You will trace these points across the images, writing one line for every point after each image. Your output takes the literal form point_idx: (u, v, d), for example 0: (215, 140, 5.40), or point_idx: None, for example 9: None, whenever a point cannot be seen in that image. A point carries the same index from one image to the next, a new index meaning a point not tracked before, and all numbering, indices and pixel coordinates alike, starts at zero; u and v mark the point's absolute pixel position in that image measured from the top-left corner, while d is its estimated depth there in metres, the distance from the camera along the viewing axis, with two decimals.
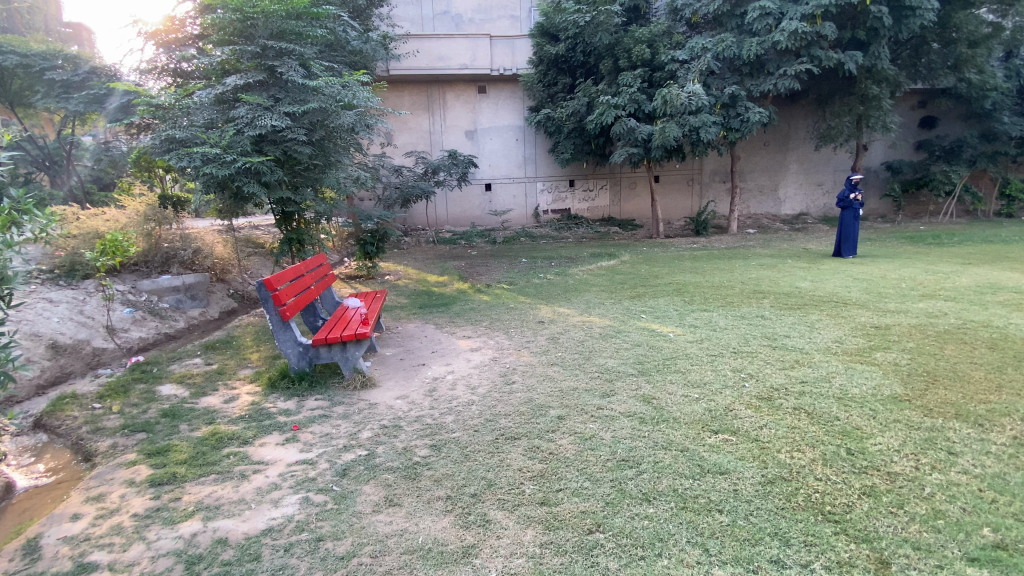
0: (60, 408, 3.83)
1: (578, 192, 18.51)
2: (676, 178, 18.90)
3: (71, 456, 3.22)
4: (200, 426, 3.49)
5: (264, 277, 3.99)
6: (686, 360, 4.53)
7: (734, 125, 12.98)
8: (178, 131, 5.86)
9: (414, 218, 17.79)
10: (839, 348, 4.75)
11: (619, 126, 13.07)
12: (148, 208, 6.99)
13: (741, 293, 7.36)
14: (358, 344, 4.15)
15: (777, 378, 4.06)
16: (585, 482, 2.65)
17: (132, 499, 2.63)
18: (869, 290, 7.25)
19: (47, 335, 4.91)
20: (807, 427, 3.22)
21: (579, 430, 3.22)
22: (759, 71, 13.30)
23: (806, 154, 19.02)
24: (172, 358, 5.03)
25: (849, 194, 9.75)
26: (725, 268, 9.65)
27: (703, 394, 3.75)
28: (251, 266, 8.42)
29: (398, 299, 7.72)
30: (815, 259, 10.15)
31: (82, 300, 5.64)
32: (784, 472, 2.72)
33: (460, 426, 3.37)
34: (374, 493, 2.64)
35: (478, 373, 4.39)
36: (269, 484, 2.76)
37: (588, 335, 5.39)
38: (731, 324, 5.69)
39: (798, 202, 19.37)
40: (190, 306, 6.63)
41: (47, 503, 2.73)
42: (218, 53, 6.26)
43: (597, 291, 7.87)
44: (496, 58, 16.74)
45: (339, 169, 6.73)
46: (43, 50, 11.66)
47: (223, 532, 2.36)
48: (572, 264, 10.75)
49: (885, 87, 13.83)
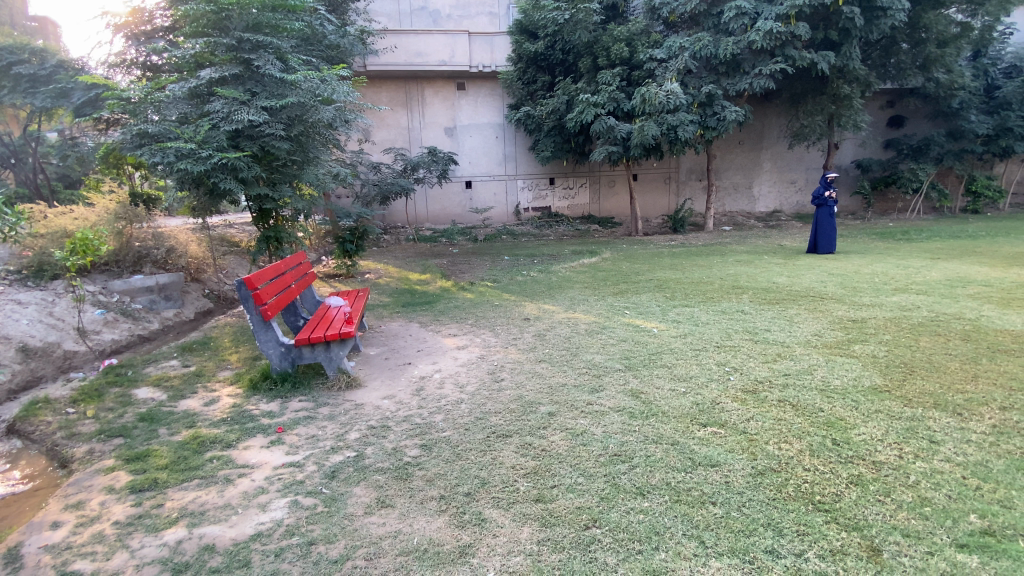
0: (32, 413, 3.66)
1: (559, 190, 18.56)
2: (654, 176, 19.11)
3: (47, 463, 3.08)
4: (180, 429, 3.38)
5: (245, 275, 3.88)
6: (671, 354, 4.58)
7: (711, 123, 13.17)
8: (150, 125, 5.65)
9: (392, 216, 17.60)
10: (818, 341, 4.87)
11: (599, 123, 13.13)
12: (118, 205, 6.72)
13: (721, 288, 7.49)
14: (343, 343, 4.07)
15: (760, 371, 4.13)
16: (579, 477, 2.65)
17: (113, 506, 2.52)
18: (844, 285, 7.45)
19: (16, 338, 4.69)
20: (792, 419, 3.28)
21: (570, 426, 3.22)
22: (736, 70, 13.52)
23: (780, 152, 19.44)
24: (148, 361, 4.86)
25: (823, 191, 9.87)
26: (704, 265, 9.80)
27: (689, 388, 3.79)
28: (227, 265, 8.19)
29: (379, 297, 7.62)
30: (792, 255, 10.37)
31: (51, 301, 5.41)
32: (774, 463, 2.77)
33: (451, 425, 3.34)
34: (364, 495, 2.59)
35: (466, 371, 4.36)
36: (256, 487, 2.69)
37: (574, 332, 5.40)
38: (712, 319, 5.77)
39: (771, 199, 19.80)
40: (165, 306, 6.43)
41: (24, 511, 2.60)
42: (191, 45, 6.06)
43: (581, 287, 7.91)
44: (475, 55, 16.66)
45: (318, 166, 6.60)
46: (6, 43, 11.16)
47: (210, 538, 2.28)
48: (554, 261, 10.77)
49: (856, 87, 14.22)
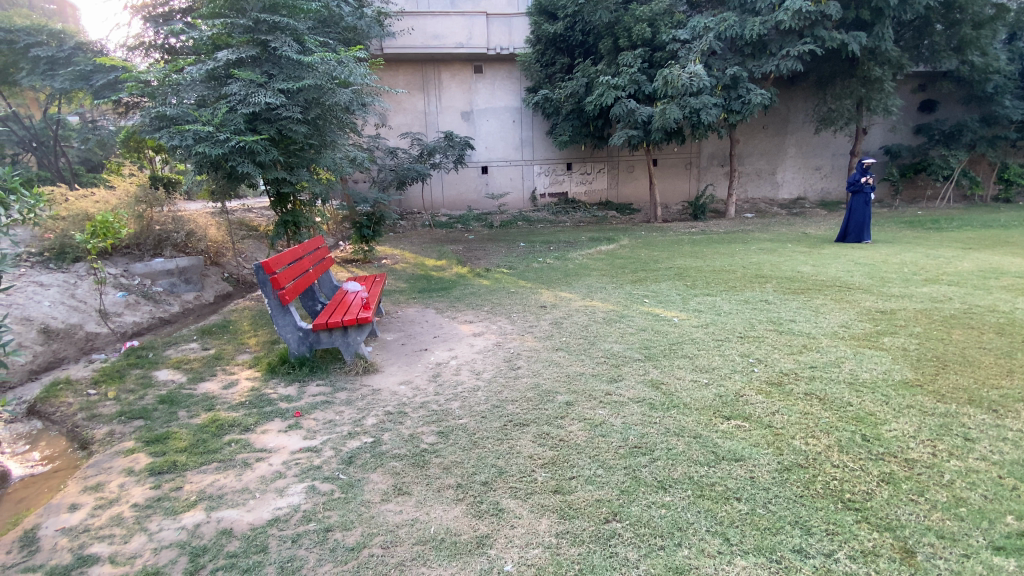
0: (54, 394, 3.71)
1: (576, 175, 18.32)
2: (674, 161, 18.72)
3: (67, 444, 3.12)
4: (199, 412, 3.40)
5: (262, 259, 3.86)
6: (692, 344, 4.48)
7: (735, 107, 12.80)
8: (169, 108, 5.63)
9: (408, 201, 17.59)
10: (846, 333, 4.71)
11: (619, 107, 12.85)
12: (138, 189, 6.79)
13: (743, 277, 7.29)
14: (360, 328, 4.05)
15: (786, 363, 4.01)
16: (598, 469, 2.59)
17: (132, 489, 2.54)
18: (872, 275, 7.20)
19: (38, 320, 4.77)
20: (820, 413, 3.17)
21: (588, 416, 3.16)
22: (761, 52, 13.08)
23: (806, 137, 18.87)
24: (168, 343, 4.91)
25: (859, 178, 9.65)
26: (726, 253, 9.59)
27: (712, 379, 3.70)
28: (245, 249, 8.25)
29: (396, 283, 7.62)
30: (817, 244, 10.07)
31: (73, 284, 5.50)
32: (801, 459, 2.68)
33: (467, 413, 3.30)
34: (381, 481, 2.57)
35: (482, 358, 4.32)
36: (274, 472, 2.69)
37: (592, 320, 5.32)
38: (735, 308, 5.63)
39: (795, 185, 19.27)
40: (185, 289, 6.51)
41: (44, 492, 2.63)
42: (208, 26, 6.01)
43: (599, 275, 7.77)
44: (493, 37, 16.39)
45: (335, 150, 6.56)
46: (27, 26, 11.26)
47: (228, 522, 2.29)
48: (571, 248, 10.64)
49: (888, 69, 13.66)
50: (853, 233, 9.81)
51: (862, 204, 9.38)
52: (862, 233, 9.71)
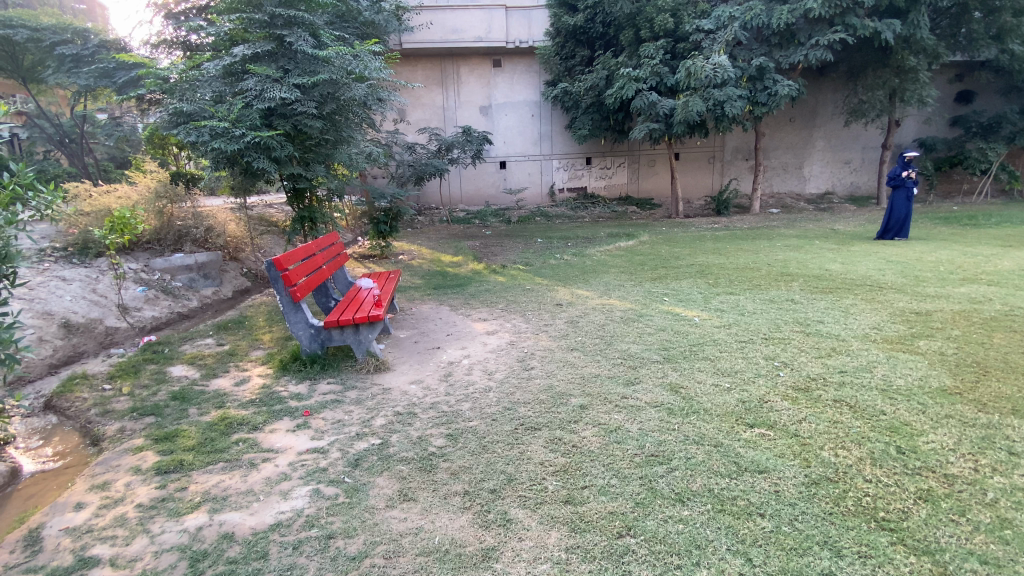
0: (70, 389, 3.74)
1: (596, 170, 18.06)
2: (697, 155, 18.31)
3: (79, 440, 3.13)
4: (210, 410, 3.38)
5: (274, 256, 3.82)
6: (714, 346, 4.30)
7: (761, 99, 12.40)
8: (186, 104, 5.64)
9: (426, 197, 17.59)
10: (878, 335, 4.48)
11: (640, 100, 12.58)
12: (158, 185, 6.88)
13: (768, 275, 7.04)
14: (372, 326, 3.99)
15: (813, 367, 3.81)
16: (612, 479, 2.47)
17: (138, 488, 2.52)
18: (906, 274, 6.87)
19: (59, 314, 4.83)
20: (851, 422, 2.99)
21: (603, 421, 3.03)
22: (789, 42, 12.64)
23: (835, 130, 18.24)
24: (184, 339, 4.94)
25: (901, 172, 9.21)
26: (749, 250, 9.31)
27: (734, 384, 3.53)
28: (264, 244, 8.30)
29: (412, 279, 7.57)
30: (847, 241, 9.69)
31: (95, 279, 5.58)
32: (830, 473, 2.51)
33: (477, 415, 3.21)
34: (387, 486, 2.50)
35: (495, 358, 4.22)
36: (279, 474, 2.63)
37: (609, 319, 5.17)
38: (760, 308, 5.42)
39: (823, 180, 18.67)
40: (204, 284, 6.56)
41: (52, 489, 2.64)
42: (224, 21, 6.00)
43: (617, 272, 7.59)
44: (512, 30, 16.21)
45: (351, 145, 6.52)
46: (53, 24, 11.55)
47: (230, 526, 2.24)
48: (589, 244, 10.45)
49: (924, 58, 13.05)
50: (893, 231, 9.38)
51: (905, 200, 8.95)
52: (903, 230, 9.31)
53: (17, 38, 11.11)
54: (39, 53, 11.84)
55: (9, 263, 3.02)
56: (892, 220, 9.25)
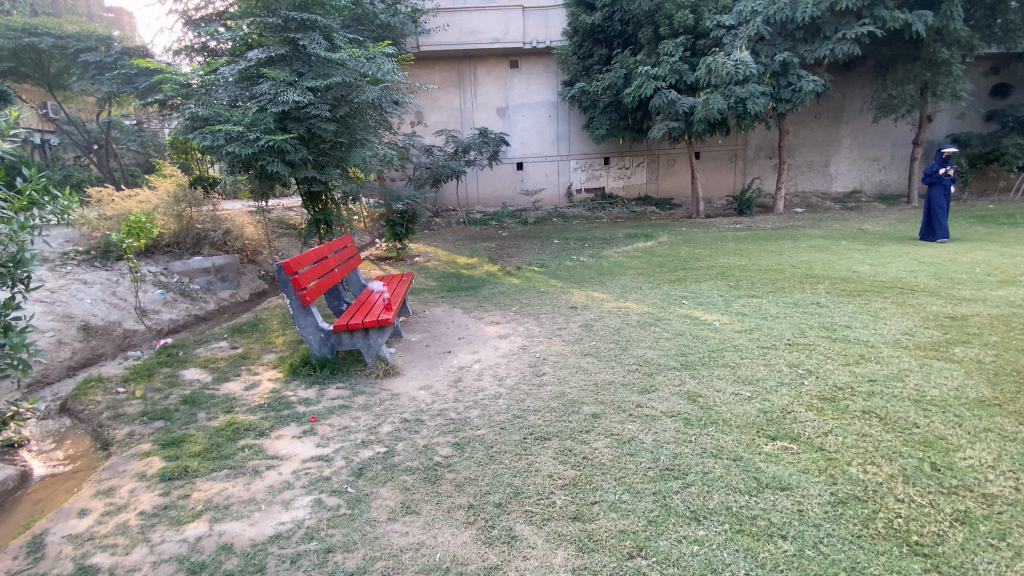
0: (85, 392, 3.78)
1: (614, 169, 17.84)
2: (718, 154, 17.95)
3: (90, 443, 3.14)
4: (218, 415, 3.37)
5: (283, 259, 3.79)
6: (734, 352, 4.13)
7: (784, 95, 12.06)
8: (202, 109, 5.69)
9: (444, 198, 17.63)
10: (910, 341, 4.24)
11: (659, 98, 12.35)
12: (177, 189, 6.98)
13: (792, 277, 6.80)
14: (381, 330, 3.93)
15: (840, 376, 3.61)
16: (624, 494, 2.35)
17: (141, 495, 2.50)
18: (939, 276, 6.56)
19: (79, 317, 4.91)
20: (881, 436, 2.81)
21: (615, 431, 2.92)
22: (814, 36, 12.27)
23: (863, 126, 17.66)
24: (199, 341, 4.97)
25: (937, 169, 8.76)
26: (773, 250, 9.04)
27: (755, 393, 3.36)
28: (281, 247, 8.37)
29: (426, 281, 7.53)
30: (877, 241, 9.32)
31: (115, 282, 5.68)
32: (858, 491, 2.36)
33: (486, 423, 3.12)
34: (390, 498, 2.43)
35: (506, 362, 4.12)
36: (282, 482, 2.59)
37: (625, 323, 5.03)
38: (783, 312, 5.21)
39: (850, 178, 18.10)
40: (221, 287, 6.63)
41: (60, 494, 2.64)
42: (241, 25, 6.06)
43: (635, 274, 7.43)
44: (529, 30, 16.11)
45: (365, 147, 6.51)
46: (77, 32, 11.91)
47: (229, 537, 2.19)
48: (607, 245, 10.29)
49: (957, 50, 12.53)
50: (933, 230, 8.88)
51: (943, 197, 8.53)
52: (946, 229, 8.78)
53: (43, 46, 11.49)
54: (65, 61, 12.19)
55: (23, 267, 3.05)
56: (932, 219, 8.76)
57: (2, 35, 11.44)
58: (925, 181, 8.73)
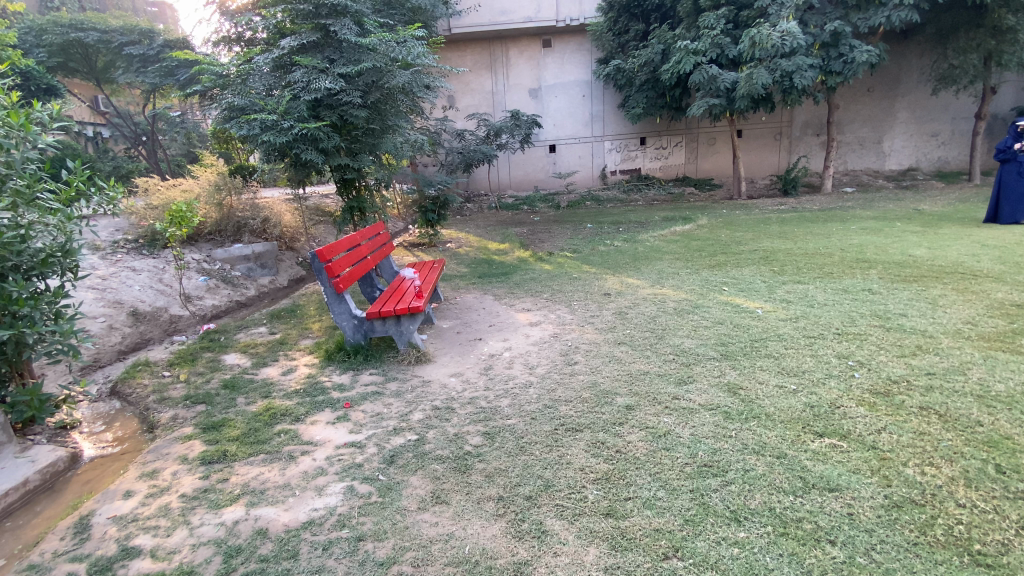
0: (133, 375, 3.96)
1: (650, 150, 17.31)
2: (761, 131, 17.15)
3: (137, 426, 3.30)
4: (256, 399, 3.45)
5: (317, 247, 3.81)
6: (778, 341, 3.94)
7: (834, 68, 11.34)
8: (238, 98, 5.75)
9: (475, 183, 17.61)
10: (973, 331, 3.93)
11: (698, 74, 11.82)
12: (218, 177, 7.17)
13: (841, 262, 6.43)
14: (413, 317, 3.93)
15: (895, 368, 3.39)
16: (659, 491, 2.26)
17: (183, 477, 2.60)
18: (1005, 260, 6.06)
19: (128, 303, 5.13)
20: (940, 434, 2.61)
21: (650, 423, 2.82)
22: (868, 3, 11.44)
23: (921, 99, 16.47)
24: (240, 327, 5.11)
25: (1013, 144, 8.00)
26: (820, 233, 8.61)
27: (802, 385, 3.19)
28: (317, 234, 8.54)
29: (457, 267, 7.52)
30: (935, 223, 8.70)
31: (162, 270, 5.91)
32: (915, 495, 2.19)
33: (516, 412, 3.07)
34: (420, 486, 2.42)
35: (537, 351, 4.06)
36: (316, 468, 2.62)
37: (661, 310, 4.87)
38: (832, 299, 4.93)
39: (906, 155, 16.97)
40: (261, 273, 6.82)
41: (107, 476, 2.79)
42: (274, 14, 6.12)
43: (672, 259, 7.20)
44: (562, 8, 15.65)
45: (397, 133, 6.48)
46: (121, 26, 12.38)
47: (265, 521, 2.24)
48: (642, 229, 10.03)
49: None
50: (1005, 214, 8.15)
51: (1016, 175, 7.86)
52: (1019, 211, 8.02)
53: (90, 40, 12.01)
54: (110, 55, 12.71)
55: (70, 257, 3.17)
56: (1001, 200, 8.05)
57: (53, 32, 12.03)
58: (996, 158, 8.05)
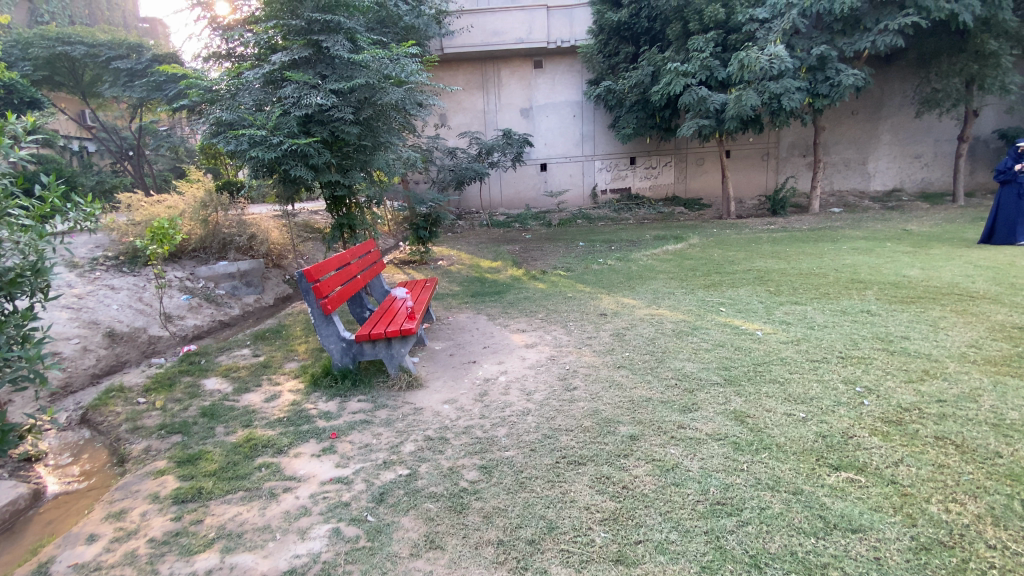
0: (105, 402, 3.72)
1: (640, 169, 17.45)
2: (749, 152, 17.39)
3: (107, 458, 3.07)
4: (236, 429, 3.24)
5: (305, 267, 3.65)
6: (782, 365, 3.83)
7: (822, 90, 11.53)
8: (226, 113, 5.64)
9: (467, 201, 17.59)
10: (978, 355, 3.86)
11: (688, 95, 11.97)
12: (205, 194, 6.99)
13: (837, 282, 6.41)
14: (404, 340, 3.75)
15: (905, 395, 3.27)
16: (671, 533, 2.11)
17: (153, 519, 2.38)
18: (999, 280, 6.07)
19: (105, 323, 4.89)
20: (961, 467, 2.49)
21: (657, 456, 2.67)
22: (853, 28, 11.73)
23: (904, 122, 16.84)
24: (222, 349, 4.89)
25: (1012, 165, 8.09)
26: (812, 252, 8.63)
27: (811, 413, 3.07)
28: (306, 251, 8.36)
29: (449, 286, 7.38)
30: (924, 243, 8.78)
31: (142, 288, 5.69)
32: (944, 536, 2.06)
33: (514, 443, 2.90)
34: (412, 529, 2.23)
35: (534, 375, 3.90)
36: (299, 508, 2.42)
37: (659, 332, 4.75)
38: (831, 321, 4.85)
39: (890, 176, 17.28)
40: (246, 292, 6.60)
41: (70, 516, 2.56)
42: (265, 30, 5.95)
43: (666, 279, 7.14)
44: (554, 30, 15.86)
45: (389, 150, 6.37)
46: (109, 40, 12.28)
47: (241, 570, 2.03)
48: (634, 248, 9.99)
49: (1006, 42, 11.75)
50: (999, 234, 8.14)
51: (1015, 197, 7.90)
52: (1014, 231, 7.97)
53: (76, 54, 11.88)
54: (97, 69, 12.55)
55: (41, 276, 2.94)
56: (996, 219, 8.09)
57: (39, 45, 11.84)
58: (996, 179, 8.13)
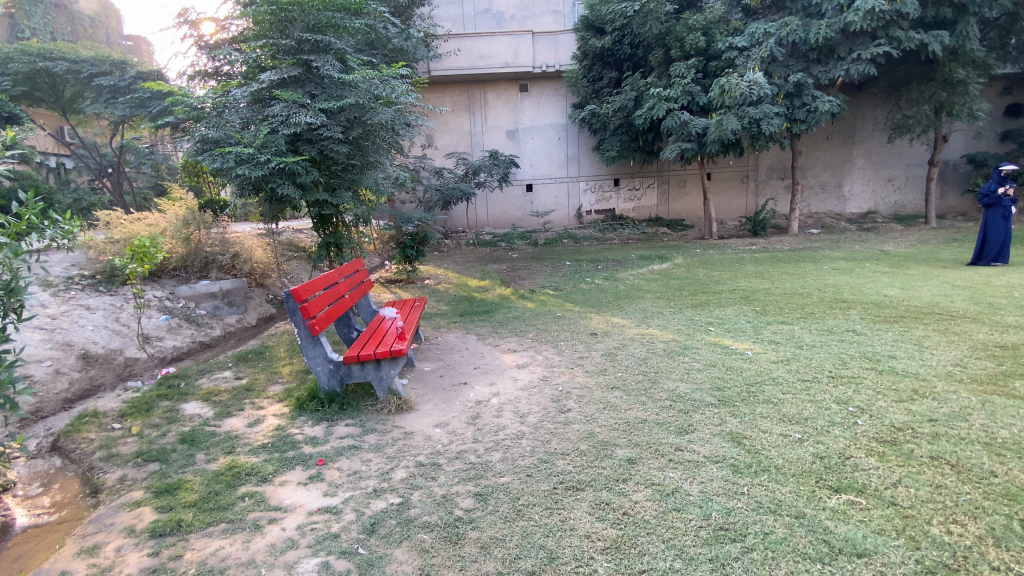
0: (78, 428, 3.54)
1: (624, 191, 17.71)
2: (729, 174, 17.82)
3: (79, 488, 2.91)
4: (218, 456, 3.10)
5: (293, 286, 3.55)
6: (774, 386, 3.81)
7: (799, 116, 11.91)
8: (212, 131, 5.58)
9: (453, 220, 17.61)
10: (964, 374, 3.91)
11: (671, 119, 12.26)
12: (187, 211, 6.85)
13: (821, 301, 6.52)
14: (394, 362, 3.65)
15: (897, 415, 3.27)
16: (675, 562, 2.05)
17: (128, 554, 2.24)
18: (977, 300, 6.23)
19: (79, 345, 4.70)
20: (958, 488, 2.49)
21: (656, 480, 2.62)
22: (828, 57, 12.18)
23: (876, 147, 17.47)
24: (202, 371, 4.72)
25: (996, 189, 8.32)
26: (795, 272, 8.77)
27: (806, 434, 3.06)
28: (289, 270, 8.21)
29: (437, 305, 7.30)
30: (902, 263, 9.00)
31: (119, 308, 5.50)
32: (948, 558, 2.04)
33: (510, 468, 2.82)
34: (406, 562, 2.13)
35: (527, 397, 3.83)
36: (285, 540, 2.30)
37: (650, 352, 4.73)
38: (819, 340, 4.90)
39: (865, 199, 17.81)
40: (228, 312, 6.42)
41: (39, 551, 2.40)
42: (253, 48, 5.90)
43: (654, 298, 7.16)
44: (539, 55, 16.18)
45: (377, 169, 6.34)
46: (92, 57, 12.17)
47: None
48: (621, 267, 10.04)
49: (972, 71, 12.33)
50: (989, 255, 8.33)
51: (1001, 219, 8.11)
52: (1000, 254, 8.26)
53: (57, 70, 11.71)
54: (78, 85, 12.39)
55: (15, 297, 2.80)
56: (988, 243, 8.24)
57: (19, 60, 11.66)
58: (981, 203, 8.37)
